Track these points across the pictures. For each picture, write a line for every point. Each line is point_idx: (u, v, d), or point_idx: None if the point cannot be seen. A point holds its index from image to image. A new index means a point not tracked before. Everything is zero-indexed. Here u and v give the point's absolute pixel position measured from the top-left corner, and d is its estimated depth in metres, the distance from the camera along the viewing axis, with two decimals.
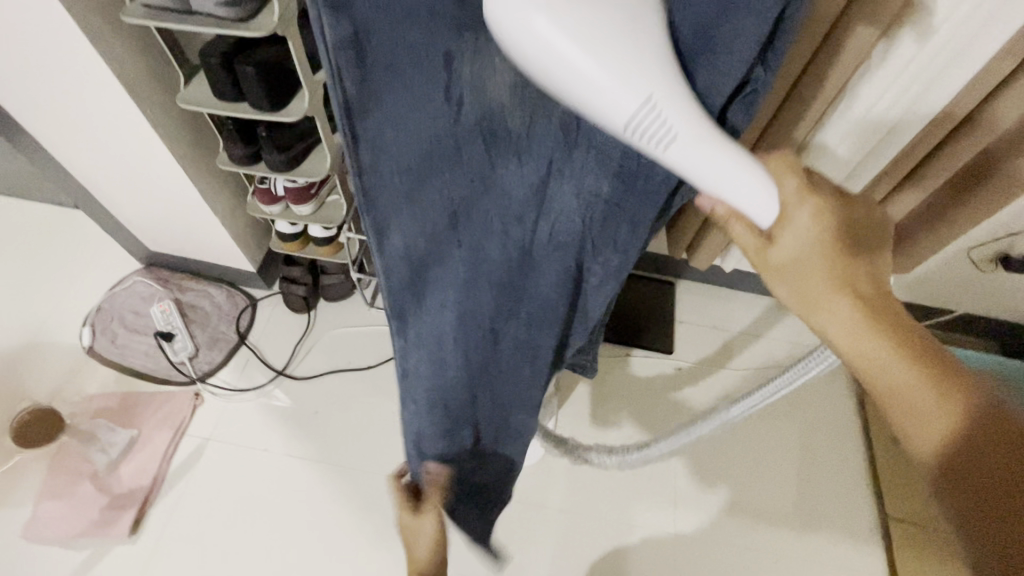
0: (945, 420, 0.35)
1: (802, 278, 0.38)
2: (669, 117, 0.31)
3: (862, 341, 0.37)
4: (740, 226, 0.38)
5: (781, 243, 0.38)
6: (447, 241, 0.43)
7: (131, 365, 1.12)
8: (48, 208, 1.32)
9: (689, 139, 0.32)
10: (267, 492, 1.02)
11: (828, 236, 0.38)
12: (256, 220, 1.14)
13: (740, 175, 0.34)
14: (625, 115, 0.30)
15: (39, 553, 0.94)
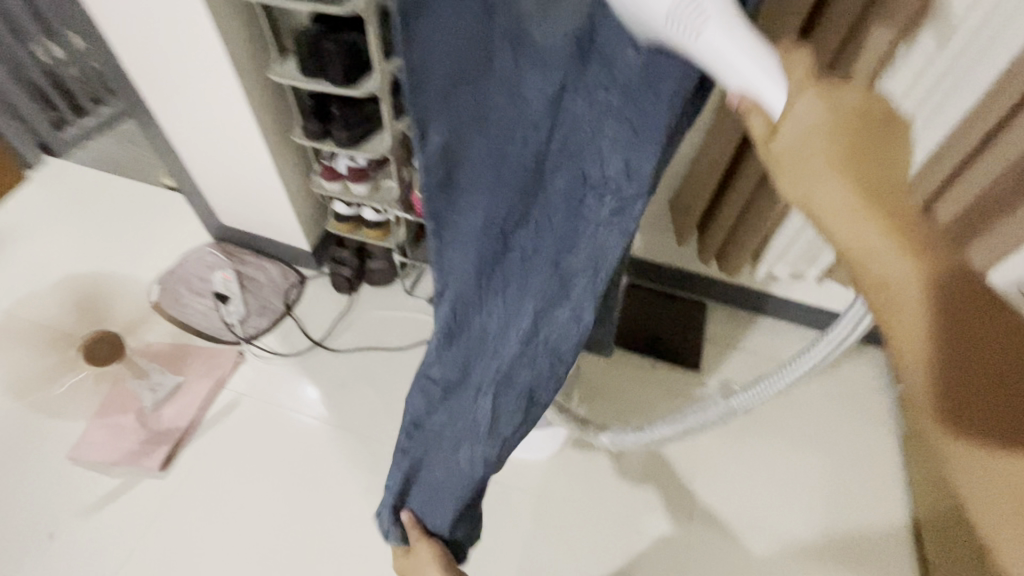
0: (931, 301, 0.34)
1: (811, 166, 0.35)
2: (702, 3, 0.34)
3: (858, 222, 0.34)
4: (757, 119, 0.37)
5: (787, 131, 0.35)
6: (471, 146, 0.49)
7: (189, 322, 1.22)
8: (143, 185, 1.49)
9: (721, 21, 0.34)
10: (291, 449, 1.07)
11: (832, 125, 0.35)
12: (317, 203, 1.25)
13: (763, 61, 0.35)
14: (664, 1, 0.34)
15: (79, 475, 1.01)
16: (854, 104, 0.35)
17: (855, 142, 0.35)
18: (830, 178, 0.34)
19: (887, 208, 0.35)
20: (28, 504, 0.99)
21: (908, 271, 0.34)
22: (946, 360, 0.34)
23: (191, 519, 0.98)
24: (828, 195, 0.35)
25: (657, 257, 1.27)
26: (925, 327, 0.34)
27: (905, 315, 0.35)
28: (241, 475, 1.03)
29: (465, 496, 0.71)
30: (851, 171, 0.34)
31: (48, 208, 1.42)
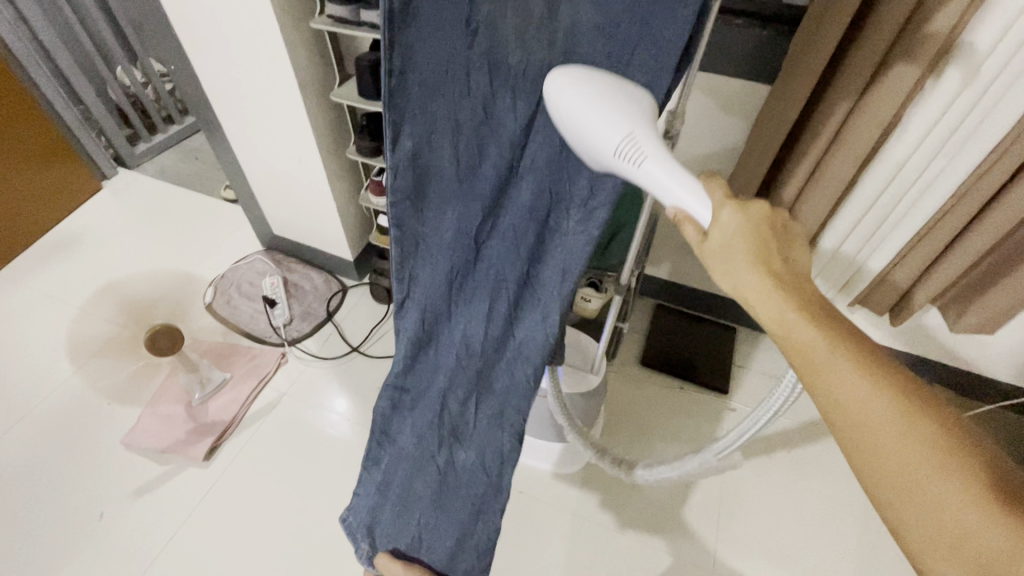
0: (896, 412, 0.33)
1: (731, 259, 0.38)
2: (638, 141, 0.38)
3: (792, 322, 0.36)
4: (689, 226, 0.39)
5: (714, 236, 0.38)
6: (446, 157, 0.53)
7: (238, 324, 1.30)
8: (205, 197, 1.62)
9: (658, 157, 0.39)
10: (326, 448, 1.12)
11: (760, 230, 0.38)
12: (363, 216, 1.33)
13: (695, 189, 0.39)
14: (609, 141, 0.39)
15: (132, 459, 1.09)
16: (764, 215, 0.39)
17: (762, 237, 0.38)
18: (744, 266, 0.37)
19: (809, 303, 0.36)
20: (82, 483, 1.05)
21: (873, 398, 0.33)
22: (922, 475, 0.32)
23: (229, 509, 1.03)
24: (744, 283, 0.37)
25: (685, 281, 1.30)
26: (894, 451, 0.33)
27: (874, 444, 0.33)
28: (277, 470, 1.08)
29: (426, 532, 0.73)
30: (763, 262, 0.37)
31: (119, 214, 1.55)
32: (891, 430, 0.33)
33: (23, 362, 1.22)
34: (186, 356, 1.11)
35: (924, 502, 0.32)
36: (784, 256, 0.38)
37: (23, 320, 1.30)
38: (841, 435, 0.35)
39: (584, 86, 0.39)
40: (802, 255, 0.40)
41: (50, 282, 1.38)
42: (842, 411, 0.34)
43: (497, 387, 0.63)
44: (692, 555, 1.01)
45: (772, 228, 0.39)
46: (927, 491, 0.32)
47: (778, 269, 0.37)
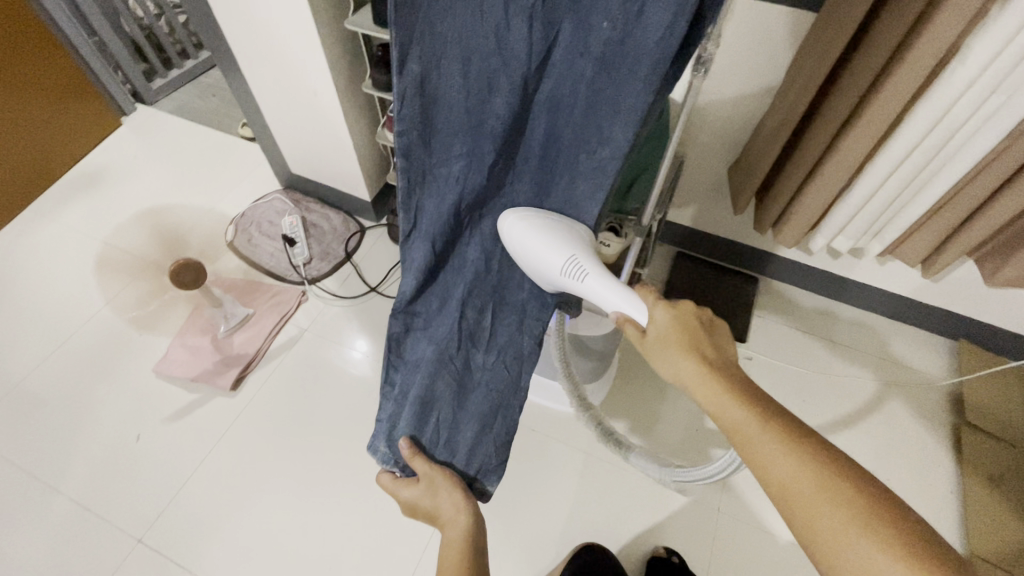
0: (800, 470, 0.40)
1: (667, 345, 0.50)
2: (581, 262, 0.55)
3: (713, 391, 0.46)
4: (631, 327, 0.52)
5: (653, 332, 0.51)
6: (455, 89, 0.52)
7: (259, 262, 1.32)
8: (222, 135, 1.60)
9: (596, 273, 0.55)
10: (348, 385, 1.16)
11: (686, 327, 0.50)
12: (379, 155, 1.30)
13: (627, 294, 0.53)
14: (556, 265, 0.56)
15: (164, 387, 1.15)
16: (690, 312, 0.51)
17: (692, 331, 0.50)
18: (678, 355, 0.49)
19: (733, 383, 0.46)
20: (118, 408, 1.12)
21: (790, 465, 0.40)
22: (841, 536, 0.37)
23: (256, 436, 1.09)
24: (682, 371, 0.48)
25: (707, 228, 1.26)
26: (805, 504, 0.39)
27: (801, 506, 0.39)
28: (302, 403, 1.13)
29: (454, 433, 0.65)
30: (694, 350, 0.49)
31: (139, 150, 1.55)
32: (808, 492, 0.39)
33: (57, 293, 1.27)
34: (210, 292, 1.13)
35: (844, 556, 0.37)
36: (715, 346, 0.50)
37: (54, 253, 1.34)
38: (778, 502, 0.41)
39: (531, 223, 0.58)
40: (731, 348, 0.52)
41: (77, 217, 1.41)
42: (767, 476, 0.41)
43: (512, 302, 0.67)
44: (699, 496, 1.03)
45: (699, 324, 0.51)
46: (855, 548, 0.36)
47: (712, 360, 0.48)
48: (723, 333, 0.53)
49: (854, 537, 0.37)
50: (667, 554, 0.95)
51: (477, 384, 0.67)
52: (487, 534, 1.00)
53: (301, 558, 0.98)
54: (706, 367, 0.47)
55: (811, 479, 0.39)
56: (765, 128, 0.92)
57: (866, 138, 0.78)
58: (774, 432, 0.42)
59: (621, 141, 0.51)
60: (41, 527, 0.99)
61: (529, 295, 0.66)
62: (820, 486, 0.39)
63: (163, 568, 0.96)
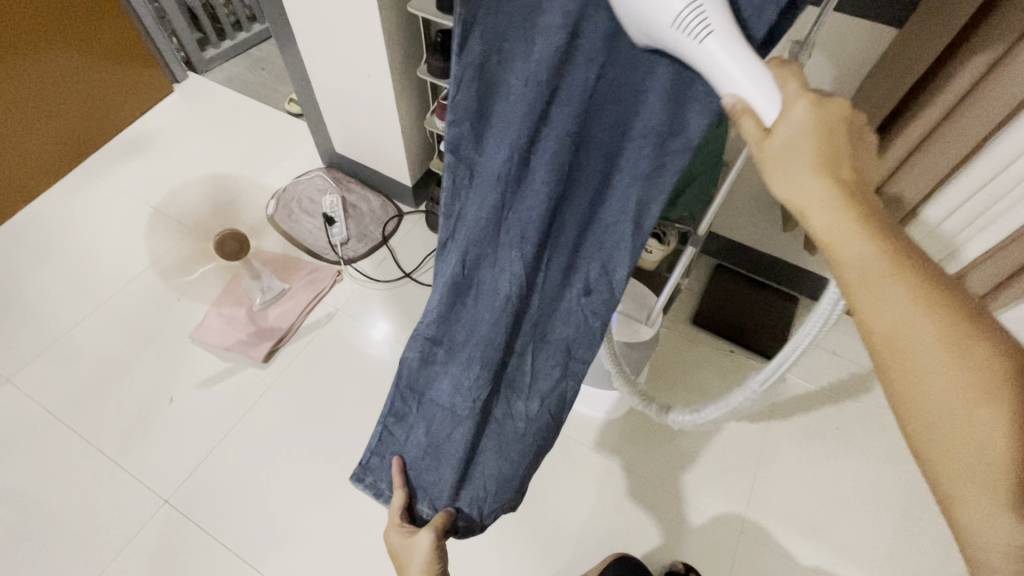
0: (930, 328, 0.31)
1: (793, 157, 0.35)
2: (708, 11, 0.35)
3: (837, 216, 0.33)
4: (749, 122, 0.37)
5: (781, 134, 0.36)
6: (508, 79, 0.48)
7: (297, 238, 1.33)
8: (269, 109, 1.61)
9: (724, 34, 0.35)
10: (374, 366, 1.16)
11: (825, 124, 0.36)
12: (425, 141, 1.30)
13: (764, 74, 0.36)
14: (671, 8, 0.35)
15: (198, 352, 1.17)
16: (840, 114, 0.36)
17: (837, 141, 0.35)
18: (807, 170, 0.35)
19: (868, 210, 0.34)
20: (153, 370, 1.14)
21: (919, 319, 0.31)
22: (948, 398, 0.31)
23: (284, 409, 1.11)
24: (805, 186, 0.35)
25: (752, 243, 1.22)
26: (924, 375, 0.31)
27: (911, 372, 0.32)
28: (330, 380, 1.14)
29: (485, 479, 0.71)
30: (830, 165, 0.35)
31: (189, 118, 1.58)
32: (929, 348, 0.31)
33: (103, 252, 1.30)
34: (249, 263, 1.15)
35: (949, 435, 0.31)
36: (852, 152, 0.36)
37: (102, 212, 1.37)
38: (884, 359, 0.33)
39: None
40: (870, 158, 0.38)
41: (126, 179, 1.44)
42: (881, 329, 0.32)
43: (553, 336, 0.63)
44: (721, 514, 1.01)
45: (845, 130, 0.36)
46: (972, 430, 0.30)
47: (851, 177, 0.35)
48: (872, 138, 0.38)
49: (964, 403, 0.30)
50: (685, 570, 0.95)
51: (508, 430, 0.70)
52: (503, 531, 1.00)
53: (320, 534, 0.99)
54: (840, 188, 0.34)
55: (944, 340, 0.31)
56: None
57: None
58: (906, 273, 0.32)
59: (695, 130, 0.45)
60: (75, 476, 1.03)
61: (574, 333, 0.62)
62: (952, 351, 0.31)
63: (187, 529, 0.98)
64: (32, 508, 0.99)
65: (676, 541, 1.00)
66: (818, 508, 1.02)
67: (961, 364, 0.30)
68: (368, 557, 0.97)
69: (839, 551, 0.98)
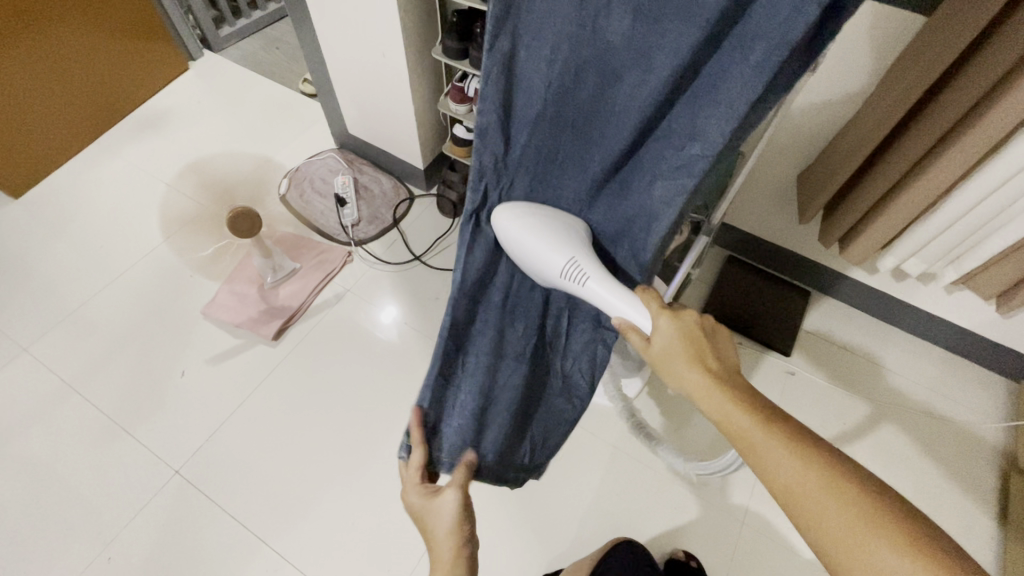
0: (807, 474, 0.43)
1: (673, 359, 0.53)
2: (582, 268, 0.56)
3: (718, 400, 0.49)
4: (633, 334, 0.56)
5: (656, 342, 0.55)
6: (539, 75, 0.50)
7: (309, 218, 1.34)
8: (283, 89, 1.61)
9: (598, 280, 0.57)
10: (381, 348, 1.17)
11: (686, 332, 0.54)
12: (438, 124, 1.29)
13: (632, 303, 0.56)
14: (557, 266, 0.56)
15: (210, 328, 1.18)
16: (693, 324, 0.55)
17: (694, 342, 0.54)
18: (684, 366, 0.52)
19: (737, 390, 0.49)
20: (166, 344, 1.16)
21: (796, 468, 0.44)
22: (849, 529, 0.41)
23: (293, 387, 1.12)
24: (687, 378, 0.52)
25: (766, 235, 1.20)
26: (815, 510, 0.42)
27: (808, 511, 0.42)
28: (339, 360, 1.15)
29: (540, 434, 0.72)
30: (700, 362, 0.52)
31: (203, 96, 1.58)
32: (814, 489, 0.43)
33: (117, 227, 1.32)
34: (262, 242, 1.15)
35: (856, 558, 0.40)
36: (716, 354, 0.53)
37: (118, 187, 1.39)
38: (787, 506, 0.44)
39: (524, 225, 0.56)
40: (732, 350, 0.56)
41: (140, 155, 1.45)
42: (773, 480, 0.45)
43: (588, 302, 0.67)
44: (723, 503, 1.02)
45: (701, 332, 0.55)
46: (866, 549, 0.40)
47: (717, 369, 0.52)
48: (725, 339, 0.57)
49: (858, 529, 0.40)
50: (686, 557, 0.95)
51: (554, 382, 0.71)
52: (506, 513, 1.01)
53: (326, 509, 1.00)
54: (710, 378, 0.51)
55: (818, 482, 0.43)
56: (848, 134, 0.87)
57: (955, 164, 0.74)
58: (777, 435, 0.46)
59: (714, 139, 0.47)
60: (89, 444, 1.05)
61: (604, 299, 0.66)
62: (826, 488, 0.42)
63: (196, 500, 1.00)
64: (48, 474, 1.02)
65: (677, 529, 1.00)
66: None
67: (835, 497, 0.42)
68: (372, 534, 0.99)
69: None
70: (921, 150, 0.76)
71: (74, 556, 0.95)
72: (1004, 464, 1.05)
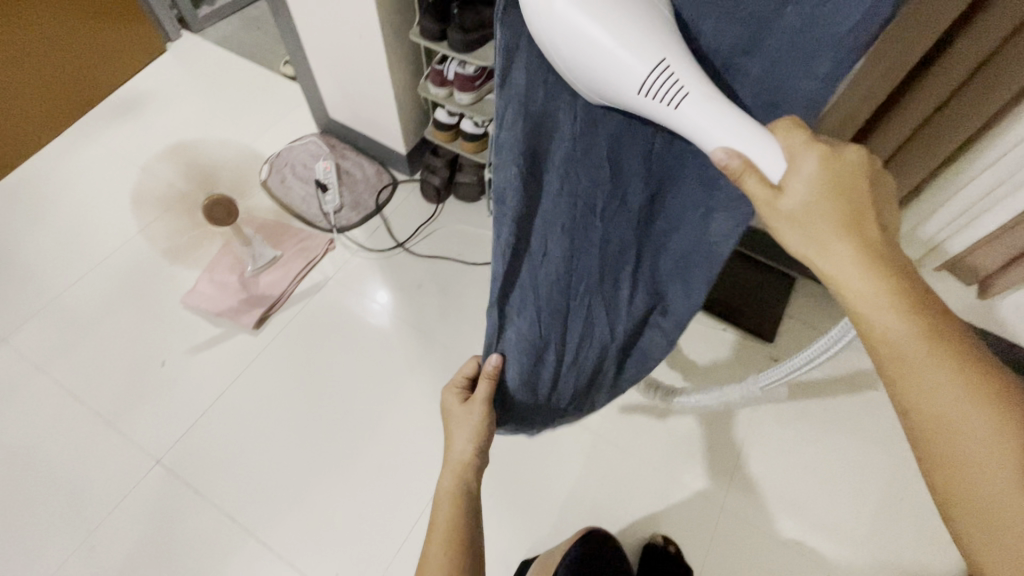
0: (949, 379, 0.37)
1: (812, 220, 0.41)
2: (679, 80, 0.42)
3: (859, 278, 0.39)
4: (752, 179, 0.42)
5: (788, 194, 0.41)
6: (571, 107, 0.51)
7: (291, 205, 1.32)
8: (264, 72, 1.57)
9: (700, 95, 0.42)
10: (364, 336, 1.17)
11: (833, 187, 0.41)
12: (419, 107, 1.27)
13: (747, 130, 0.42)
14: (636, 79, 0.42)
15: (190, 317, 1.17)
16: (851, 172, 0.41)
17: (848, 199, 0.41)
18: (830, 232, 0.40)
19: (892, 270, 0.39)
20: (147, 333, 1.15)
21: (940, 373, 0.37)
22: (971, 439, 0.36)
23: (276, 376, 1.12)
24: (833, 247, 0.40)
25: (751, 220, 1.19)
26: (949, 421, 0.36)
27: (940, 424, 0.37)
28: (320, 349, 1.15)
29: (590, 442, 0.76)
30: (852, 226, 0.40)
31: (182, 79, 1.54)
32: (958, 410, 0.36)
33: (96, 215, 1.29)
34: (240, 230, 1.14)
35: (975, 477, 0.36)
36: (876, 216, 0.41)
37: (95, 174, 1.36)
38: (913, 414, 0.38)
39: (597, 14, 0.41)
40: (890, 203, 0.44)
41: (118, 141, 1.42)
42: (909, 382, 0.38)
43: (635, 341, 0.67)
44: (704, 488, 1.02)
45: (863, 177, 0.42)
46: (992, 471, 0.35)
47: (879, 240, 0.40)
48: (886, 194, 0.44)
49: (990, 440, 0.35)
50: (665, 543, 0.97)
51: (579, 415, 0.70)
52: (489, 500, 1.01)
53: (310, 498, 1.01)
54: (861, 250, 0.40)
55: (960, 388, 0.36)
56: (831, 119, 0.85)
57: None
58: (926, 328, 0.38)
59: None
60: (69, 435, 1.05)
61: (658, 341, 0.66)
62: (967, 395, 0.36)
63: (177, 489, 1.01)
64: (32, 465, 1.02)
65: (656, 514, 1.01)
66: (799, 488, 1.02)
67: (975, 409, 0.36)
68: (356, 521, 0.99)
69: (817, 527, 0.99)
70: None
71: (60, 545, 0.96)
72: None
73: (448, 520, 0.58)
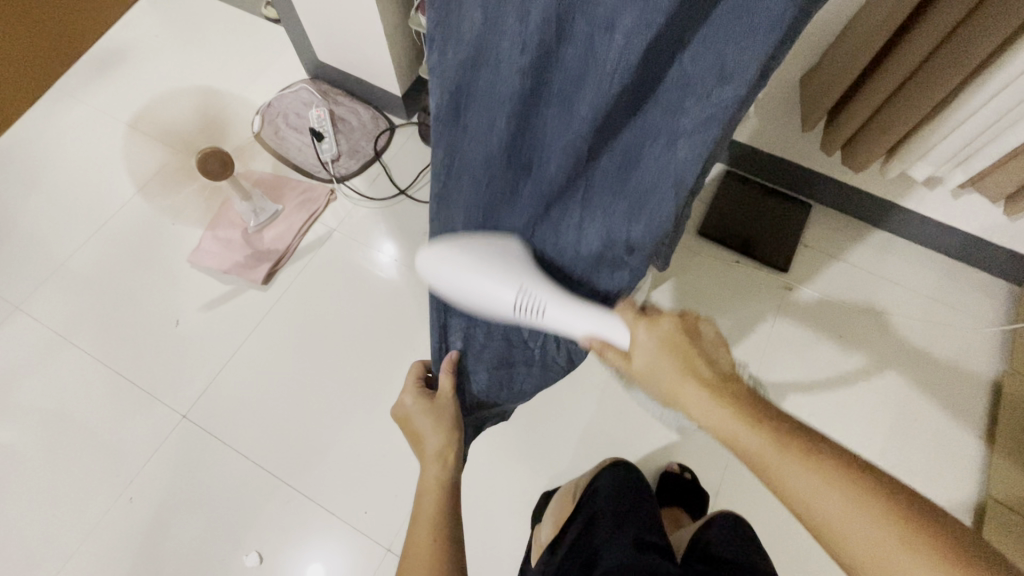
0: (822, 478, 0.41)
1: (662, 370, 0.49)
2: (537, 296, 0.52)
3: (715, 414, 0.45)
4: (611, 352, 0.52)
5: (639, 354, 0.50)
6: (507, 24, 0.40)
7: (287, 156, 1.28)
8: (245, 16, 1.48)
9: (555, 306, 0.52)
10: (376, 286, 1.16)
11: (671, 340, 0.49)
12: (412, 44, 1.19)
13: (604, 319, 0.51)
14: (509, 300, 0.51)
15: (199, 276, 1.17)
16: (673, 325, 0.50)
17: (682, 350, 0.49)
18: (679, 377, 0.47)
19: (736, 400, 0.45)
20: (158, 295, 1.15)
21: (810, 477, 0.41)
22: (871, 538, 0.39)
23: (289, 329, 1.12)
24: (689, 398, 0.47)
25: (769, 144, 1.13)
26: (846, 522, 0.40)
27: (832, 526, 0.41)
28: (331, 301, 1.15)
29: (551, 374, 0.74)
30: (692, 371, 0.47)
31: (160, 29, 1.46)
32: (837, 505, 0.40)
33: (91, 177, 1.27)
34: (238, 184, 1.11)
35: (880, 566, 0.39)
36: (706, 355, 0.49)
37: (83, 135, 1.32)
38: (805, 518, 0.42)
39: (456, 262, 0.52)
40: (712, 337, 0.51)
41: (103, 98, 1.37)
42: (795, 497, 0.42)
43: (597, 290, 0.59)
44: None
45: (686, 338, 0.49)
46: (885, 554, 0.39)
47: (712, 377, 0.47)
48: (709, 330, 0.51)
49: (871, 525, 0.39)
50: (681, 470, 1.00)
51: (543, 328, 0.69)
52: (507, 439, 1.04)
53: (332, 446, 1.04)
54: (707, 387, 0.46)
55: (828, 477, 0.41)
56: (854, 30, 0.78)
57: (956, 69, 0.69)
58: (800, 455, 0.42)
59: (751, 71, 0.37)
60: (96, 396, 1.07)
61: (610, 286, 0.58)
62: (836, 482, 0.41)
63: (204, 441, 1.04)
64: (64, 426, 1.05)
65: (671, 445, 1.03)
66: (814, 415, 1.04)
67: (854, 497, 0.40)
68: (379, 463, 1.03)
69: None
70: (921, 54, 0.70)
71: (99, 498, 1.00)
72: (998, 366, 1.05)
73: (432, 509, 0.61)
